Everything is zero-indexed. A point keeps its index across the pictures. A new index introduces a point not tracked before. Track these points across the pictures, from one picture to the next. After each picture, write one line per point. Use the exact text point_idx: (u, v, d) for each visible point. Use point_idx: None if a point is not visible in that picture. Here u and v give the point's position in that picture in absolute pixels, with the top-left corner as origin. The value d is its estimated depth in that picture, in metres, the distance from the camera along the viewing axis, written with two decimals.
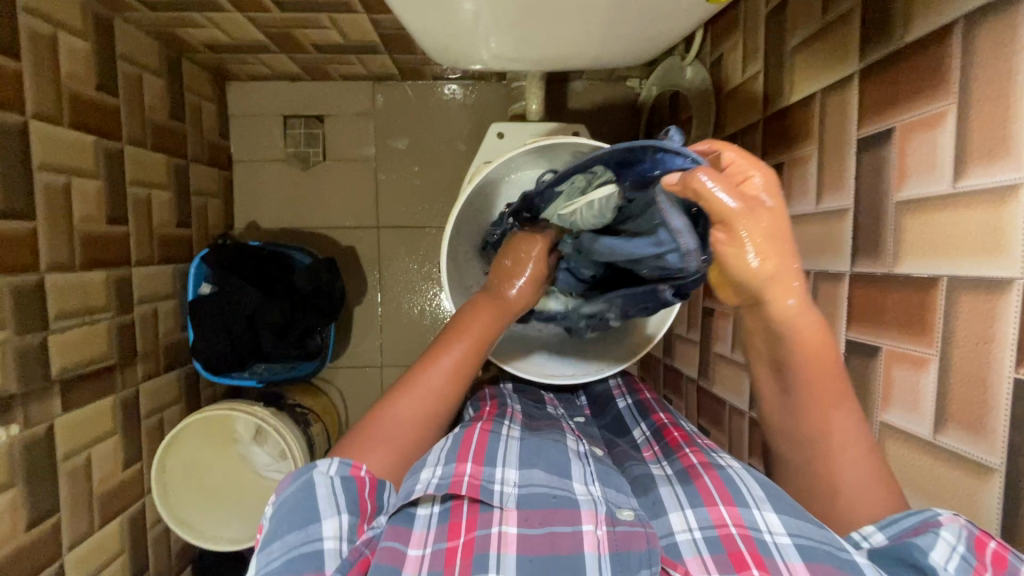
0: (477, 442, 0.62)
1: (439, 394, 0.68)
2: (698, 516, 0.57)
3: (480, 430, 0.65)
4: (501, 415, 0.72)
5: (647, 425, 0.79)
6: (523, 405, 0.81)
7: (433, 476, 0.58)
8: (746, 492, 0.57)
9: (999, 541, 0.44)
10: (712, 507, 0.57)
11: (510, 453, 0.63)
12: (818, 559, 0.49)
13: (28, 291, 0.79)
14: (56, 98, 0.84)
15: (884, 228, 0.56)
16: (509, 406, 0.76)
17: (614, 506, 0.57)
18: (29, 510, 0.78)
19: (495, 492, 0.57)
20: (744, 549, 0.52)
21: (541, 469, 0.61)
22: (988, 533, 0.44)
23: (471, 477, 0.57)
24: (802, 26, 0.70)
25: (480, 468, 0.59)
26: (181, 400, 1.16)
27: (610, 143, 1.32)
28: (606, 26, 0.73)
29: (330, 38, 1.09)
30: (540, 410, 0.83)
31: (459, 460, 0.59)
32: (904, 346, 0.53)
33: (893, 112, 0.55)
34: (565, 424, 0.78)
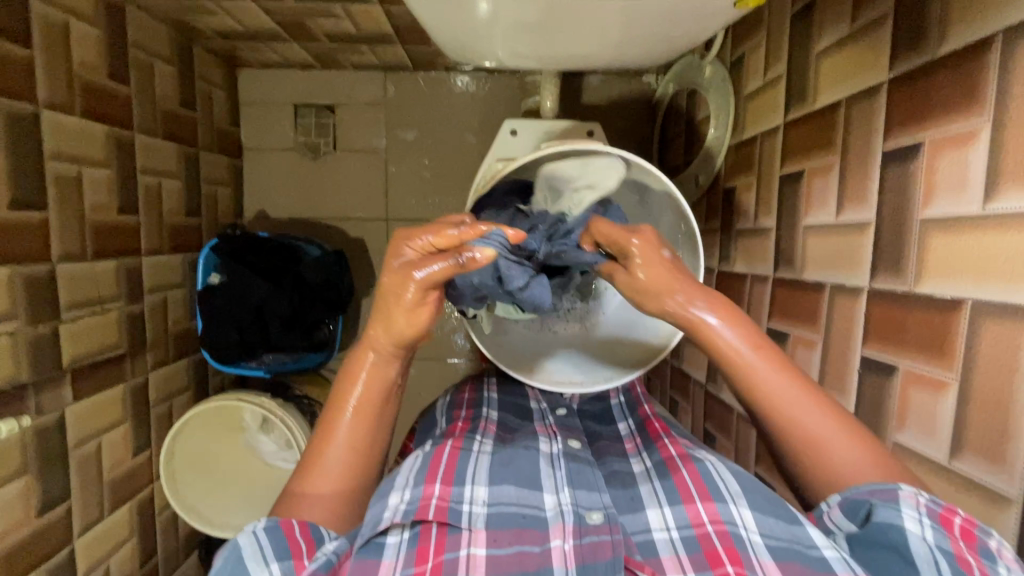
0: (446, 462, 0.63)
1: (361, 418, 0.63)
2: (675, 514, 0.60)
3: (450, 448, 0.65)
4: (473, 429, 0.72)
5: (633, 419, 0.82)
6: (501, 413, 0.80)
7: (400, 502, 0.58)
8: (722, 486, 0.61)
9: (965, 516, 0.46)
10: (689, 504, 0.60)
11: (480, 470, 0.64)
12: (788, 557, 0.53)
13: (40, 281, 0.79)
14: (68, 87, 0.84)
15: (907, 245, 0.54)
16: (483, 419, 0.76)
17: (583, 510, 0.60)
18: (40, 497, 0.79)
19: (463, 513, 0.58)
20: (720, 546, 0.55)
21: (512, 483, 0.63)
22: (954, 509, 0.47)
23: (438, 500, 0.58)
24: (829, 30, 0.68)
25: (448, 489, 0.60)
26: (189, 388, 1.17)
27: (623, 139, 1.30)
28: (624, 28, 0.71)
29: (343, 27, 1.07)
30: (523, 411, 0.82)
31: (427, 482, 0.60)
32: (922, 366, 0.52)
33: (922, 127, 0.53)
34: (541, 425, 0.77)
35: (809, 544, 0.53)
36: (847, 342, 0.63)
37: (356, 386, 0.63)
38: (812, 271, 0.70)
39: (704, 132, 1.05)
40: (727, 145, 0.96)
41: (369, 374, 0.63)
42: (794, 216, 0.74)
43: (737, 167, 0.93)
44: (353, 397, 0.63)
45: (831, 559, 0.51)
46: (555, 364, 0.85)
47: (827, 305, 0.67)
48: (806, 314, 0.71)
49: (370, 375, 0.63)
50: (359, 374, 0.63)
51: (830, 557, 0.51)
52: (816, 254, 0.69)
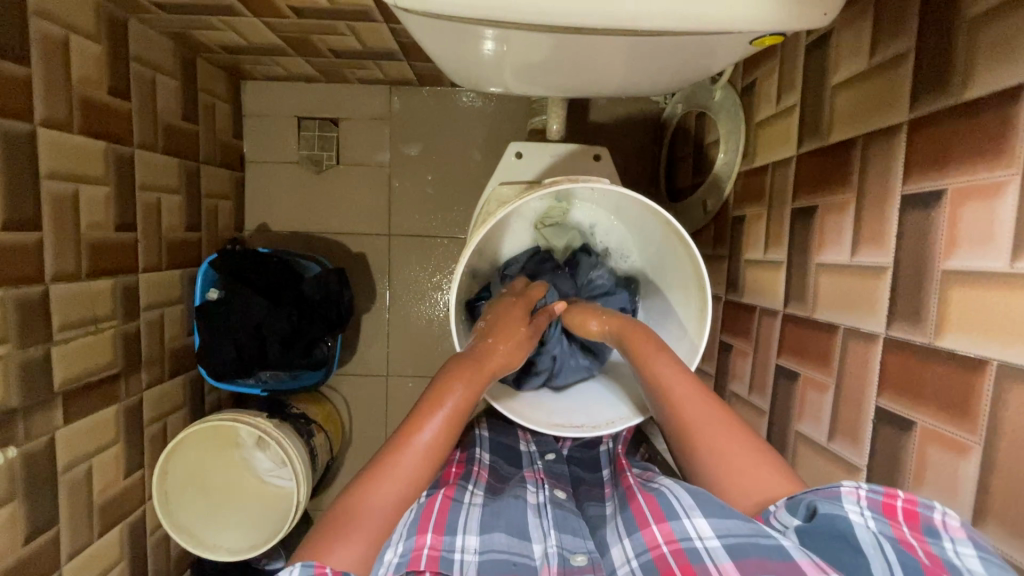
0: (438, 510, 0.63)
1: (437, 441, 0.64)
2: (635, 542, 0.59)
3: (442, 497, 0.65)
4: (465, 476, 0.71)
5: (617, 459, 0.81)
6: (493, 458, 0.80)
7: (392, 556, 0.58)
8: (676, 505, 0.60)
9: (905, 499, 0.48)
10: (646, 529, 0.59)
11: (471, 520, 0.64)
12: (745, 555, 0.51)
13: (33, 302, 0.77)
14: (67, 104, 0.82)
15: (927, 295, 0.52)
16: (476, 464, 0.75)
17: (567, 552, 0.63)
18: (28, 523, 0.78)
19: (455, 561, 0.58)
20: (676, 564, 0.54)
21: (502, 531, 0.63)
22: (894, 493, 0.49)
23: (431, 549, 0.58)
24: (846, 64, 0.66)
25: (440, 538, 0.60)
26: (185, 405, 1.15)
27: (630, 158, 1.28)
28: (631, 64, 0.70)
29: (347, 43, 1.06)
30: (512, 456, 0.82)
31: (420, 532, 0.60)
32: (941, 425, 0.50)
33: (943, 174, 0.51)
34: (530, 471, 0.77)
35: (767, 534, 0.51)
36: (860, 390, 0.60)
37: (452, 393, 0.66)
38: (824, 310, 0.68)
39: (712, 156, 1.03)
40: (737, 171, 0.94)
41: (468, 377, 0.68)
42: (805, 252, 0.72)
43: (747, 196, 0.90)
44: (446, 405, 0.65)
45: (790, 547, 0.49)
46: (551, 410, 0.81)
47: (840, 348, 0.64)
48: (817, 355, 0.69)
49: (469, 388, 0.67)
50: (457, 384, 0.67)
51: (785, 545, 0.49)
52: (828, 294, 0.67)
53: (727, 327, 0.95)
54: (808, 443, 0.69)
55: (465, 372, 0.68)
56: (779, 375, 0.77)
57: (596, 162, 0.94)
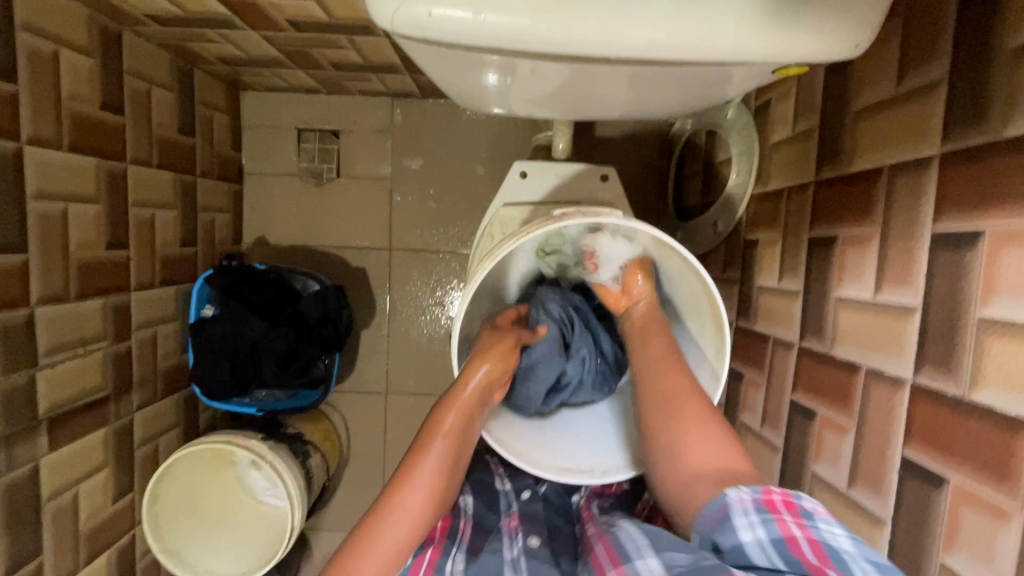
0: (416, 570, 0.62)
1: (427, 489, 0.63)
2: None
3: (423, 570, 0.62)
4: (446, 532, 0.68)
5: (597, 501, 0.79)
6: (477, 502, 0.75)
7: None
8: (630, 547, 0.58)
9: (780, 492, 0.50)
10: None
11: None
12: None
13: (16, 327, 0.74)
14: (56, 121, 0.80)
15: (960, 343, 0.48)
16: (459, 513, 0.71)
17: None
18: (8, 557, 0.75)
19: None
20: None
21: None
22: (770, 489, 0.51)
23: None
24: (870, 89, 0.63)
25: None
26: (179, 425, 1.12)
27: (638, 174, 1.24)
28: (639, 94, 0.67)
29: (348, 56, 1.03)
30: (492, 497, 0.78)
31: None
32: (977, 485, 0.46)
33: (978, 215, 0.48)
34: (507, 517, 0.74)
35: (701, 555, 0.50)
36: (884, 438, 0.57)
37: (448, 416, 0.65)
38: (844, 347, 0.64)
39: (724, 176, 1.00)
40: (750, 194, 0.91)
41: (457, 412, 0.65)
42: (824, 284, 0.69)
43: (761, 220, 0.87)
44: (443, 434, 0.65)
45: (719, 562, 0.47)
46: (561, 449, 0.77)
47: (862, 391, 0.61)
48: (837, 395, 0.65)
49: (461, 411, 0.66)
50: (450, 409, 0.65)
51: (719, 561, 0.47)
52: (849, 331, 0.63)
53: (738, 354, 0.91)
54: (826, 487, 0.66)
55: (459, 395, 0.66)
56: (795, 411, 0.74)
57: (604, 183, 0.91)
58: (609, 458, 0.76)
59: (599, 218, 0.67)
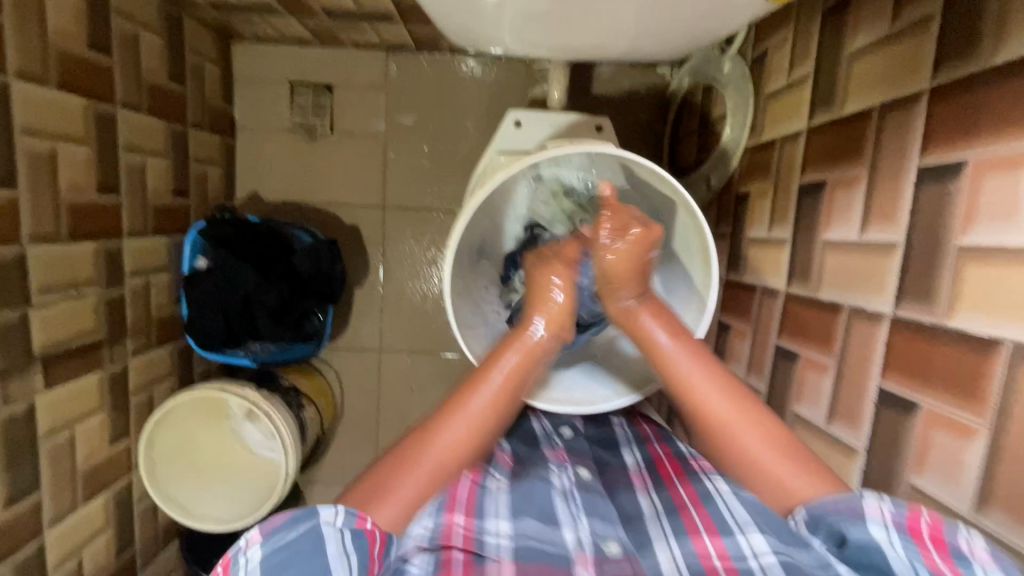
0: (466, 493, 0.60)
1: (481, 419, 0.66)
2: (683, 548, 0.57)
3: (468, 480, 0.62)
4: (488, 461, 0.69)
5: (640, 453, 0.78)
6: (512, 445, 0.78)
7: (424, 529, 0.56)
8: (730, 519, 0.57)
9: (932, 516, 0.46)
10: (697, 537, 0.57)
11: (500, 505, 0.61)
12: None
13: (8, 263, 0.75)
14: (43, 57, 0.78)
15: (939, 272, 0.50)
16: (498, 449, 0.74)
17: (600, 539, 0.58)
18: (7, 489, 0.76)
19: (489, 544, 0.55)
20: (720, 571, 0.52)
21: (534, 518, 0.59)
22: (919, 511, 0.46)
23: (463, 529, 0.56)
24: (865, 30, 0.63)
25: (471, 519, 0.57)
26: (173, 374, 1.13)
27: (634, 134, 1.24)
28: (646, 24, 0.68)
29: (341, 3, 1.01)
30: (529, 437, 0.80)
31: (448, 511, 0.57)
32: (948, 408, 0.48)
33: (962, 145, 0.48)
34: (552, 451, 0.75)
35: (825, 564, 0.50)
36: (862, 372, 0.59)
37: (499, 370, 0.68)
38: (828, 289, 0.65)
39: (718, 131, 1.00)
40: (743, 147, 0.91)
41: (526, 349, 0.69)
42: (812, 229, 0.70)
43: (753, 171, 0.87)
44: (490, 385, 0.67)
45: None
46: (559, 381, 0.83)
47: (843, 329, 0.62)
48: (819, 335, 0.67)
49: (524, 348, 0.69)
50: (514, 345, 0.69)
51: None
52: (834, 272, 0.65)
53: (727, 307, 0.93)
54: (806, 425, 0.68)
55: (513, 344, 0.70)
56: (779, 356, 0.75)
57: (598, 133, 0.91)
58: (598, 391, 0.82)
59: (569, 150, 0.71)
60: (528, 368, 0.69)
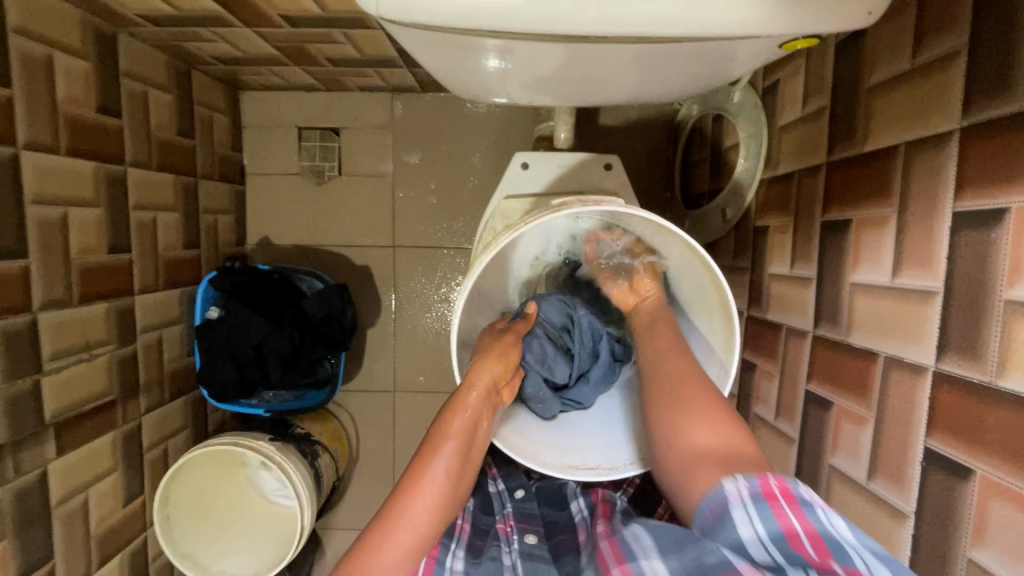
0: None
1: (441, 493, 0.62)
2: None
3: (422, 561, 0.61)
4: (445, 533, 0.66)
5: (584, 497, 0.77)
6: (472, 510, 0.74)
7: None
8: (635, 545, 0.53)
9: (775, 481, 0.49)
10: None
11: None
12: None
13: (20, 332, 0.74)
14: (53, 127, 0.79)
15: (987, 327, 0.46)
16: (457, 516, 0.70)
17: None
18: (19, 562, 0.75)
19: None
20: None
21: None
22: (766, 479, 0.50)
23: None
24: (884, 64, 0.60)
25: None
26: (187, 427, 1.12)
27: (643, 165, 1.21)
28: (655, 69, 0.64)
29: (344, 52, 1.02)
30: (488, 504, 0.77)
31: None
32: (1006, 477, 0.44)
33: (1003, 190, 0.45)
34: (501, 519, 0.73)
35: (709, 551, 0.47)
36: (905, 426, 0.55)
37: (450, 437, 0.64)
38: (861, 334, 0.62)
39: (731, 161, 0.97)
40: (759, 178, 0.88)
41: (471, 403, 0.66)
42: (838, 269, 0.66)
43: (771, 205, 0.84)
44: (448, 450, 0.63)
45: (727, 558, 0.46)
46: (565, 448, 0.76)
47: (880, 379, 0.58)
48: (854, 383, 0.63)
49: (472, 410, 0.66)
50: (461, 408, 0.66)
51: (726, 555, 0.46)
52: (865, 317, 0.61)
53: (750, 345, 0.89)
54: (845, 480, 0.63)
55: (460, 404, 0.66)
56: (811, 401, 0.71)
57: (607, 172, 0.89)
58: (608, 456, 0.75)
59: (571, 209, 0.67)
60: (473, 425, 0.66)
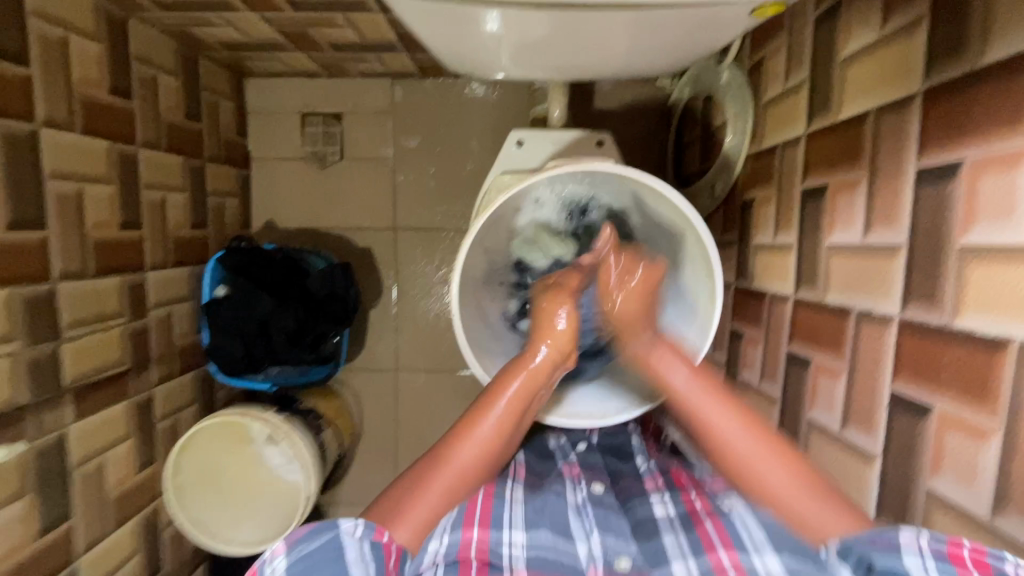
0: (481, 508, 0.64)
1: (489, 447, 0.66)
2: (698, 563, 0.59)
3: (483, 493, 0.66)
4: (502, 471, 0.73)
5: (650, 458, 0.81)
6: (528, 456, 0.80)
7: (439, 548, 0.60)
8: (746, 537, 0.60)
9: (971, 545, 0.44)
10: (712, 552, 0.59)
11: (517, 515, 0.64)
12: None
13: (39, 300, 0.78)
14: (69, 106, 0.83)
15: (944, 274, 0.49)
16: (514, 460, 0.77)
17: (612, 554, 0.62)
18: (41, 518, 0.79)
19: (504, 555, 0.59)
20: None
21: (548, 529, 0.63)
22: (959, 540, 0.44)
23: (478, 543, 0.60)
24: (857, 34, 0.63)
25: (486, 532, 0.61)
26: (197, 401, 1.16)
27: (636, 148, 1.25)
28: (639, 41, 0.69)
29: (345, 36, 1.05)
30: (544, 452, 0.83)
31: (465, 526, 0.62)
32: (959, 409, 0.47)
33: (960, 144, 0.48)
34: (565, 466, 0.78)
35: None
36: (874, 376, 0.58)
37: (507, 391, 0.68)
38: (836, 292, 0.65)
39: (719, 139, 1.01)
40: (745, 154, 0.91)
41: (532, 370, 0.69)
42: (816, 234, 0.70)
43: (756, 178, 0.88)
44: (487, 426, 0.66)
45: None
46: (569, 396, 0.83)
47: (852, 333, 0.62)
48: (829, 339, 0.66)
49: (530, 376, 0.69)
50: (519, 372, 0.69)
51: None
52: (840, 276, 0.64)
53: (737, 315, 0.92)
54: (822, 431, 0.67)
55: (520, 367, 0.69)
56: (792, 362, 0.75)
57: (599, 148, 0.92)
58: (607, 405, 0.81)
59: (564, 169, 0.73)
60: (530, 390, 0.69)
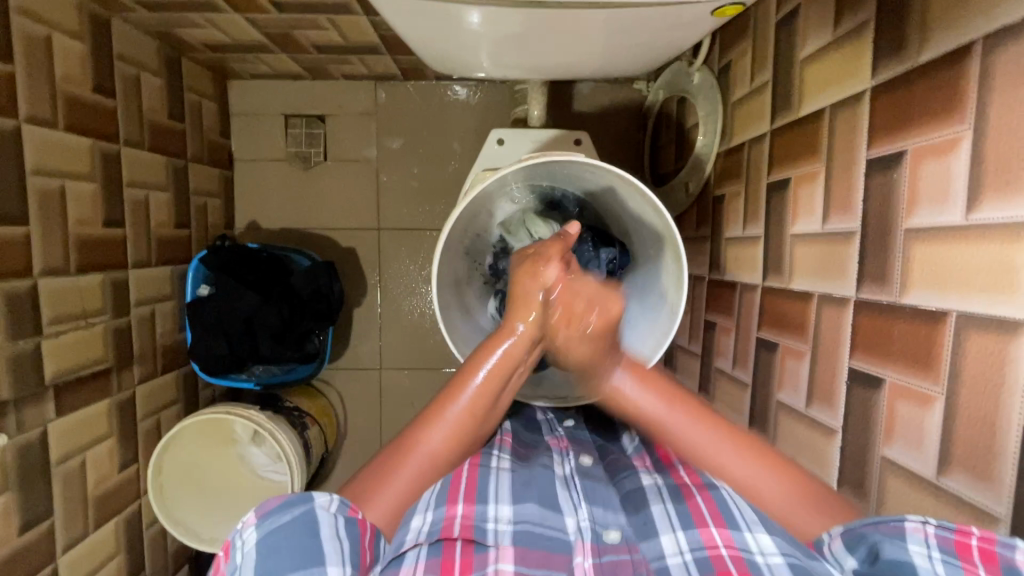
0: (467, 481, 0.66)
1: (458, 431, 0.67)
2: (688, 537, 0.60)
3: (469, 467, 0.68)
4: (489, 443, 0.74)
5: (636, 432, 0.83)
6: (514, 429, 0.82)
7: (423, 525, 0.60)
8: (737, 513, 0.61)
9: (979, 534, 0.44)
10: (703, 528, 0.60)
11: (502, 489, 0.66)
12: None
13: (22, 296, 0.79)
14: (52, 104, 0.84)
15: (893, 254, 0.53)
16: (501, 430, 0.78)
17: (601, 527, 0.63)
18: (22, 514, 0.79)
19: (489, 530, 0.61)
20: (733, 569, 0.55)
21: (535, 503, 0.64)
22: (966, 530, 0.45)
23: (463, 519, 0.61)
24: (813, 36, 0.68)
25: (471, 508, 0.63)
26: (179, 400, 1.16)
27: (614, 149, 1.29)
28: (612, 40, 0.72)
29: (329, 39, 1.07)
30: (532, 425, 0.85)
31: (449, 502, 0.63)
32: (909, 380, 0.51)
33: (904, 134, 0.52)
34: (553, 439, 0.80)
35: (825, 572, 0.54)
36: (834, 354, 0.62)
37: (479, 373, 0.68)
38: (800, 279, 0.69)
39: (692, 138, 1.05)
40: (716, 151, 0.95)
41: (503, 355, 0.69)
42: (781, 225, 0.74)
43: (726, 174, 0.92)
44: (452, 413, 0.67)
45: None
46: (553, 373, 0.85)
47: (815, 316, 0.66)
48: (795, 323, 0.70)
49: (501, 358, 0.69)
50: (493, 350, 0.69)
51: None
52: (803, 263, 0.68)
53: (711, 305, 0.96)
54: (789, 411, 0.70)
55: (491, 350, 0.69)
56: (761, 346, 0.78)
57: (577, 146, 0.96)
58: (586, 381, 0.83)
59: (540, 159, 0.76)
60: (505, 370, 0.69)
